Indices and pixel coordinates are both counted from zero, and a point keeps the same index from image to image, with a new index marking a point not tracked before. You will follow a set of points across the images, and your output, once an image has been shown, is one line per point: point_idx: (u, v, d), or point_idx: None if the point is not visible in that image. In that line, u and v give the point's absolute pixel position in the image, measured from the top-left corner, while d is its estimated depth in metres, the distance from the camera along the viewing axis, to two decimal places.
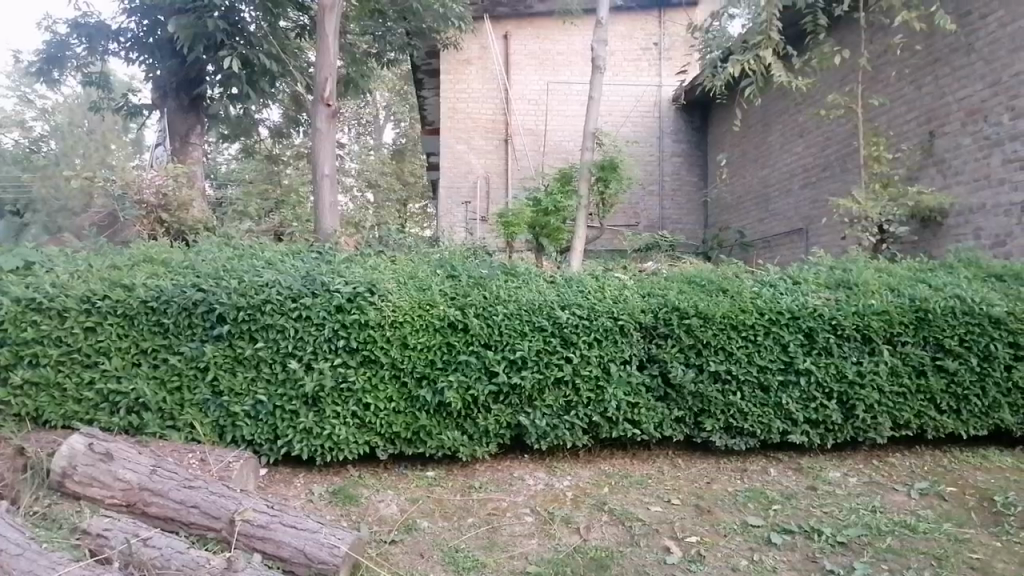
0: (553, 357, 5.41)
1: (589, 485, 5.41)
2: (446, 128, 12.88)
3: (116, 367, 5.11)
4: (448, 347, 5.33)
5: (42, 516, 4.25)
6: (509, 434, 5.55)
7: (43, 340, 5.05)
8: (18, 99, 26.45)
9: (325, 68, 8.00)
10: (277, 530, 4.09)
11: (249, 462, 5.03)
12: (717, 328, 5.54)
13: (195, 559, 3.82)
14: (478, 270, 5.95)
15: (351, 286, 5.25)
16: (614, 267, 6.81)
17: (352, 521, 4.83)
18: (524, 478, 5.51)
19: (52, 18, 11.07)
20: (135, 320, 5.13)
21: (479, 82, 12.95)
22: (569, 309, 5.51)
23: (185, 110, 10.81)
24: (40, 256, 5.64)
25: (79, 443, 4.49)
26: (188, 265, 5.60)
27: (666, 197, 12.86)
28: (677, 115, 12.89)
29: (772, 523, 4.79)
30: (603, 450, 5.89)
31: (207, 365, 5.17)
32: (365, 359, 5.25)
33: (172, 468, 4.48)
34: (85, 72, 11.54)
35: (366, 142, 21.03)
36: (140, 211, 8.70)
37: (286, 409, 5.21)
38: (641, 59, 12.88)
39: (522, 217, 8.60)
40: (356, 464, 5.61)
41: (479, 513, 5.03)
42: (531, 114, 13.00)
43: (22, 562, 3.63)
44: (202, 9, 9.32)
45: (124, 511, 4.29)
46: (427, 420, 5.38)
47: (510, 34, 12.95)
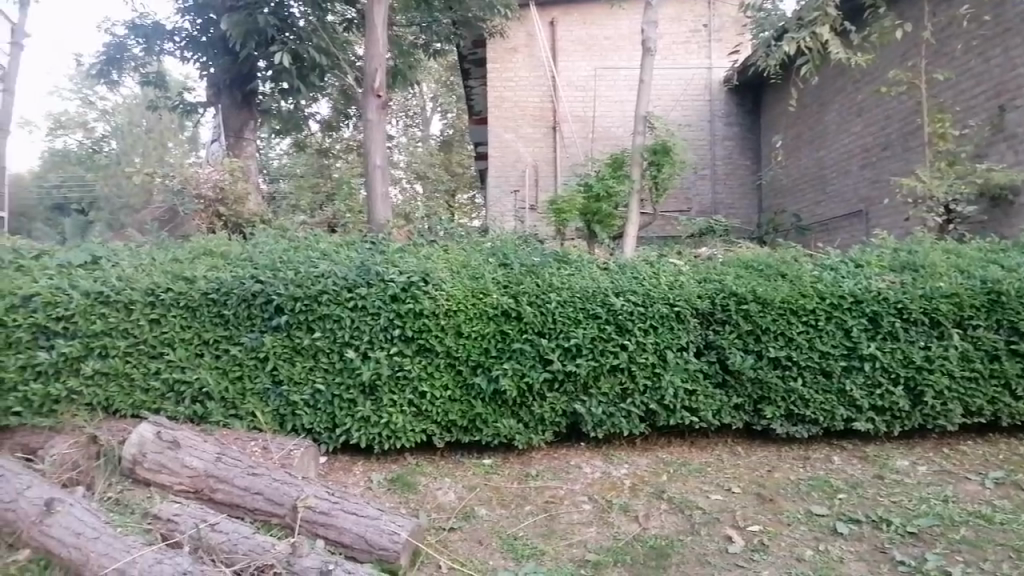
0: (609, 344, 5.37)
1: (647, 473, 5.36)
2: (494, 117, 12.82)
3: (180, 357, 5.23)
4: (502, 335, 5.33)
5: (116, 502, 4.41)
6: (565, 422, 5.53)
7: (111, 332, 5.16)
8: (80, 102, 26.96)
9: (374, 59, 8.04)
10: (338, 517, 4.15)
11: (310, 450, 5.11)
12: (776, 314, 5.43)
13: (261, 544, 3.89)
14: (530, 258, 5.92)
15: (405, 276, 5.30)
16: (668, 252, 6.70)
17: (411, 508, 4.88)
18: (581, 466, 5.48)
19: (111, 20, 11.44)
20: (197, 312, 5.24)
21: (526, 70, 12.83)
22: (624, 295, 5.46)
23: (239, 107, 10.97)
24: (107, 251, 5.81)
25: (147, 431, 4.61)
26: (246, 257, 5.70)
27: (719, 181, 12.54)
28: (728, 98, 12.58)
29: (839, 513, 4.67)
30: (661, 438, 5.82)
31: (267, 355, 5.27)
32: (420, 348, 5.30)
33: (235, 455, 4.57)
34: (142, 72, 11.85)
35: (414, 134, 21.02)
36: (199, 205, 8.89)
37: (344, 398, 5.29)
38: (691, 41, 12.64)
39: (573, 204, 8.50)
40: (413, 452, 5.65)
41: (536, 501, 5.02)
42: (579, 101, 12.85)
43: (100, 545, 3.79)
44: (253, 5, 9.50)
45: (192, 497, 4.41)
46: (482, 409, 5.40)
47: (557, 21, 12.82)
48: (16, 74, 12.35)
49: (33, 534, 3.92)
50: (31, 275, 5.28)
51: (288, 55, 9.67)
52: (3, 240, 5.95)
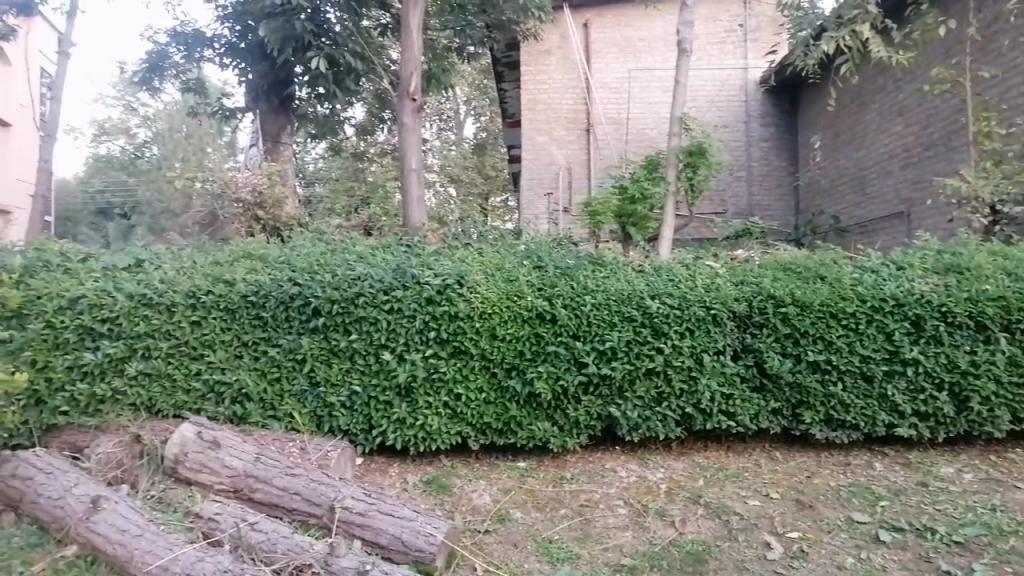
0: (644, 347, 5.34)
1: (683, 477, 5.31)
2: (527, 119, 12.74)
3: (220, 359, 5.31)
4: (537, 338, 5.34)
5: (158, 500, 4.51)
6: (600, 426, 5.51)
7: (154, 334, 5.27)
8: (123, 108, 27.53)
9: (409, 63, 8.12)
10: (374, 518, 4.18)
11: (346, 451, 5.16)
12: (815, 317, 5.35)
13: (300, 544, 3.94)
14: (564, 261, 5.91)
15: (440, 278, 5.33)
16: (704, 255, 6.63)
17: (446, 510, 4.90)
18: (616, 470, 5.45)
19: (154, 29, 11.74)
20: (236, 315, 5.33)
21: (559, 72, 12.73)
22: (659, 297, 5.43)
23: (276, 111, 11.15)
24: (149, 255, 5.92)
25: (189, 432, 4.70)
26: (284, 260, 5.77)
27: (755, 182, 12.36)
28: (764, 99, 12.39)
29: (881, 520, 4.58)
30: (697, 442, 5.77)
31: (305, 357, 5.34)
32: (455, 351, 5.33)
33: (274, 456, 4.64)
34: (183, 79, 12.11)
35: (447, 136, 21.10)
36: (238, 209, 9.04)
37: (379, 400, 5.33)
38: (726, 41, 12.46)
39: (608, 205, 8.46)
40: (448, 454, 5.67)
41: (571, 504, 5.00)
42: (612, 102, 12.69)
43: (144, 542, 3.87)
44: (290, 11, 9.61)
45: (231, 496, 4.49)
46: (517, 411, 5.40)
47: (590, 23, 12.72)
48: (62, 82, 12.68)
49: (80, 531, 4.05)
50: (78, 277, 5.42)
51: (325, 60, 9.78)
52: (51, 244, 6.10)
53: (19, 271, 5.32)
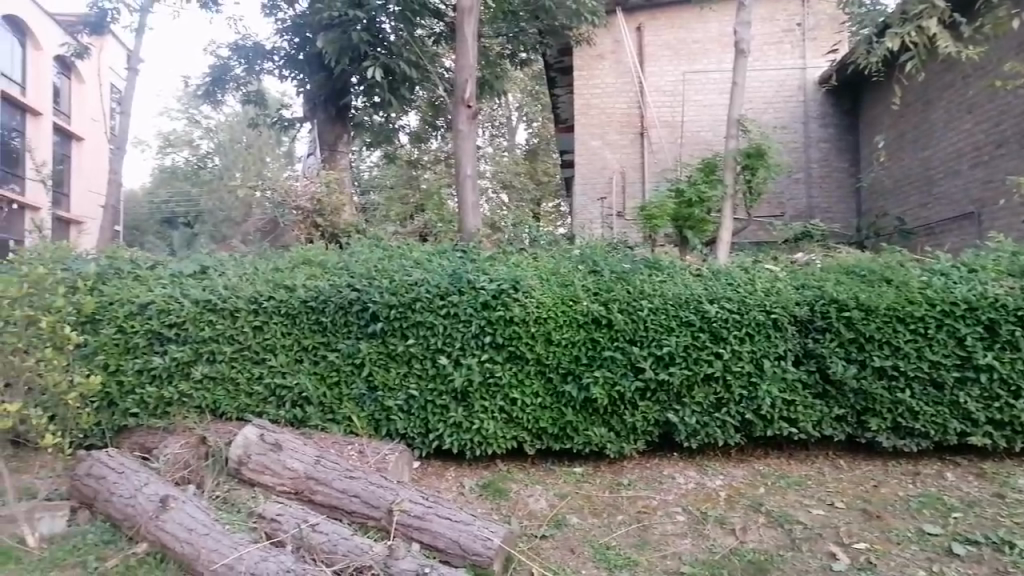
0: (702, 353, 5.27)
1: (743, 485, 5.21)
2: (581, 123, 12.26)
3: (282, 363, 5.42)
4: (593, 342, 5.32)
5: (223, 500, 4.64)
6: (658, 432, 5.45)
7: (218, 338, 5.41)
8: (186, 121, 28.44)
9: (464, 70, 8.18)
10: (432, 521, 4.21)
11: (404, 455, 5.22)
12: (881, 321, 5.20)
13: (359, 546, 3.98)
14: (620, 265, 5.86)
15: (496, 283, 5.35)
16: (763, 258, 6.49)
17: (503, 515, 4.90)
18: (674, 477, 5.37)
19: (217, 43, 12.16)
20: (296, 320, 5.44)
21: (613, 75, 12.12)
22: (718, 302, 5.34)
23: (333, 121, 11.38)
24: (213, 262, 6.06)
25: (252, 433, 4.82)
26: (342, 265, 5.86)
27: (814, 184, 11.73)
28: (824, 99, 11.78)
29: (953, 532, 4.42)
30: (757, 449, 5.66)
31: (363, 361, 5.42)
32: (511, 355, 5.33)
33: (334, 459, 4.72)
34: (244, 91, 12.50)
35: (500, 143, 21.17)
36: (297, 216, 9.24)
37: (436, 404, 5.38)
38: (784, 41, 11.91)
39: (665, 209, 8.31)
40: (504, 458, 5.68)
41: (628, 510, 4.95)
42: (667, 106, 11.96)
43: (210, 541, 3.97)
44: (347, 22, 9.80)
45: (293, 498, 4.58)
46: (573, 417, 5.38)
47: (643, 26, 12.05)
48: (130, 96, 13.19)
49: (150, 529, 4.17)
50: (147, 283, 5.60)
51: (380, 69, 9.95)
52: (121, 252, 6.32)
53: (92, 278, 5.53)
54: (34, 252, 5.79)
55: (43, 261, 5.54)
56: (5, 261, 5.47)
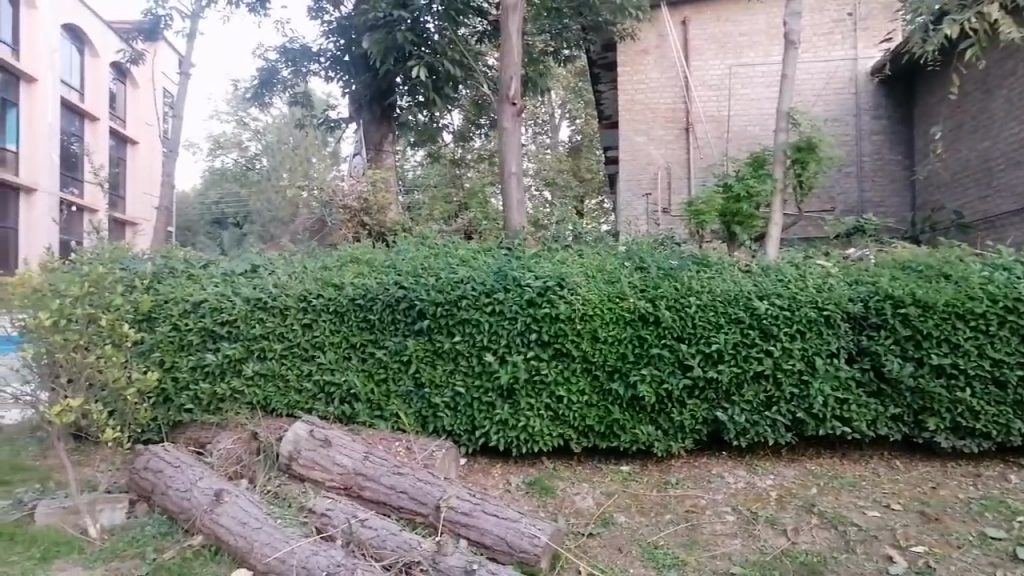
0: (752, 350, 5.18)
1: (794, 485, 5.11)
2: (625, 121, 11.78)
3: (330, 360, 5.50)
4: (640, 340, 5.27)
5: (275, 495, 4.73)
6: (706, 430, 5.39)
7: (269, 336, 5.50)
8: (236, 123, 29.06)
9: (508, 67, 8.18)
10: (479, 518, 4.21)
11: (450, 452, 5.25)
12: (939, 318, 5.05)
13: (408, 542, 4.02)
14: (667, 261, 5.79)
15: (542, 280, 5.34)
16: (814, 254, 6.34)
17: (549, 512, 4.89)
18: (723, 476, 5.30)
19: (265, 46, 12.41)
20: (344, 318, 5.51)
21: (658, 71, 11.72)
22: (768, 298, 5.25)
23: (378, 121, 11.46)
24: (263, 261, 6.14)
25: (301, 430, 4.92)
26: (389, 263, 5.90)
27: (867, 178, 11.24)
28: (878, 89, 11.26)
29: (1018, 537, 4.27)
30: (809, 449, 5.56)
31: (410, 359, 5.46)
32: (557, 353, 5.32)
33: (381, 455, 4.76)
34: (291, 92, 12.72)
35: (543, 141, 21.14)
36: (345, 215, 9.38)
37: (482, 401, 5.39)
38: (834, 32, 11.44)
39: (713, 204, 8.22)
40: (550, 456, 5.67)
41: (676, 509, 4.90)
42: (713, 101, 11.54)
43: (263, 535, 4.05)
44: (393, 22, 9.88)
45: (342, 493, 4.65)
46: (620, 415, 5.35)
47: (688, 20, 11.61)
48: (182, 100, 13.53)
49: (205, 522, 4.27)
50: (200, 282, 5.72)
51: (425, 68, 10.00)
52: (176, 252, 6.46)
53: (148, 277, 5.67)
54: (92, 253, 5.96)
55: (102, 261, 5.70)
56: (66, 261, 5.65)
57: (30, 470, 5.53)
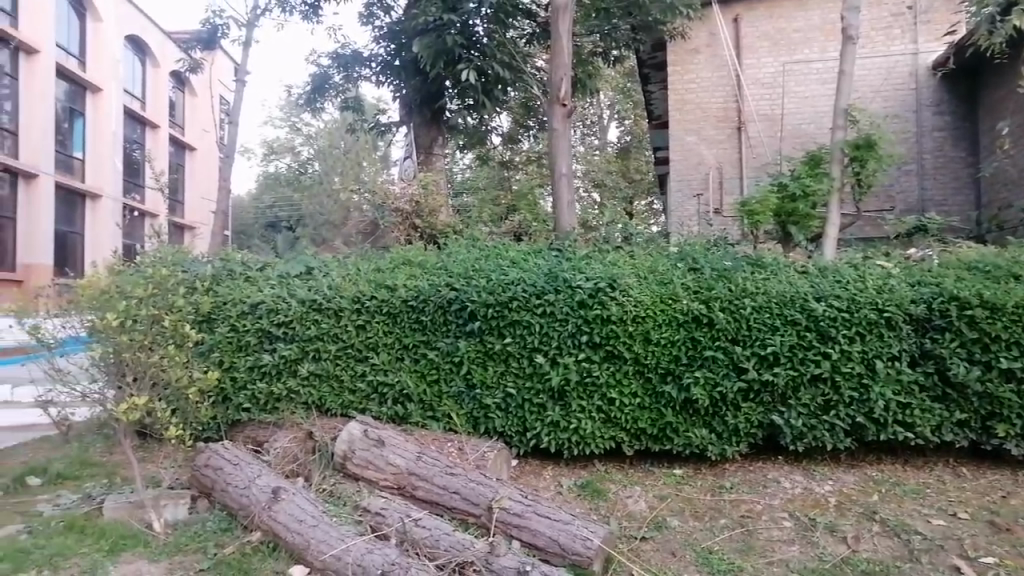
0: (809, 353, 5.07)
1: (854, 491, 4.99)
2: (675, 121, 11.58)
3: (383, 361, 5.56)
4: (693, 342, 5.21)
5: (329, 493, 4.82)
6: (762, 434, 5.30)
7: (324, 337, 5.59)
8: (289, 129, 29.74)
9: (558, 69, 8.17)
10: (532, 520, 4.21)
11: (502, 453, 5.26)
12: (1008, 320, 4.89)
13: (461, 542, 4.03)
14: (721, 262, 5.71)
15: (593, 281, 5.31)
16: (874, 254, 6.19)
17: (602, 515, 4.85)
18: (779, 480, 5.20)
19: (318, 52, 12.65)
20: (397, 319, 5.56)
21: (709, 70, 11.47)
22: (825, 300, 5.13)
23: (428, 124, 11.60)
24: (318, 262, 6.25)
25: (356, 430, 4.99)
26: (440, 265, 5.94)
27: (927, 175, 10.80)
28: (940, 85, 10.81)
29: None
30: (869, 455, 5.41)
31: (462, 360, 5.49)
32: (609, 355, 5.29)
33: (434, 456, 4.80)
34: (343, 97, 12.93)
35: (591, 142, 21.10)
36: (397, 217, 9.50)
37: (533, 403, 5.39)
38: (893, 26, 11.00)
39: (767, 204, 8.06)
40: (602, 458, 5.64)
41: (731, 514, 4.82)
42: (767, 99, 11.16)
43: (319, 533, 4.12)
44: (443, 26, 9.96)
45: (396, 493, 4.70)
46: (673, 417, 5.29)
47: (741, 17, 11.32)
48: (238, 107, 13.88)
49: (263, 518, 4.36)
50: (257, 284, 5.84)
51: (475, 72, 10.06)
52: (233, 255, 6.59)
53: (209, 279, 5.81)
54: (156, 255, 6.15)
55: (166, 263, 5.88)
56: (131, 264, 5.83)
57: (98, 465, 5.75)
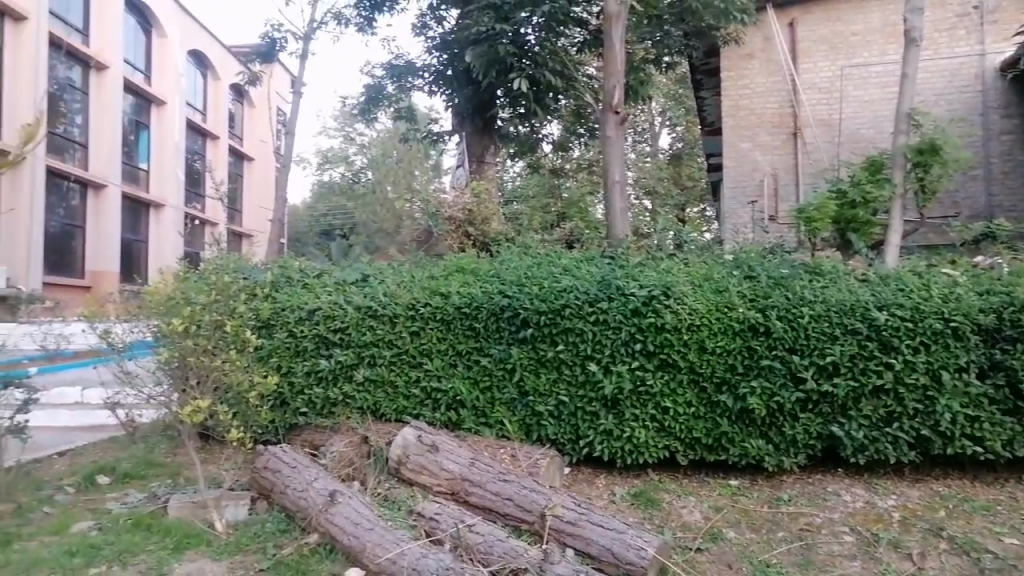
0: (870, 363, 4.96)
1: (919, 506, 4.83)
2: (728, 127, 11.43)
3: (437, 367, 5.61)
4: (750, 351, 5.13)
5: (384, 497, 4.89)
6: (821, 446, 5.18)
7: (379, 343, 5.67)
8: (344, 139, 30.62)
9: (612, 76, 8.17)
10: (585, 528, 4.20)
11: (555, 461, 5.26)
12: None
13: (515, 548, 4.04)
14: (778, 270, 5.61)
15: (647, 289, 5.27)
16: (938, 262, 6.02)
17: (656, 525, 4.81)
18: (839, 494, 5.07)
19: (372, 64, 12.90)
20: (450, 325, 5.60)
21: (764, 75, 11.30)
22: (887, 309, 5.01)
23: (480, 133, 11.70)
24: (373, 270, 6.34)
25: (411, 435, 5.05)
26: (492, 273, 5.96)
27: (996, 181, 10.26)
28: (1009, 87, 10.31)
29: None
30: (935, 469, 5.25)
31: (515, 367, 5.49)
32: (663, 363, 5.24)
33: (488, 462, 4.82)
34: (396, 108, 13.16)
35: (642, 150, 20.92)
36: (450, 226, 9.61)
37: (586, 411, 5.38)
38: (958, 26, 10.60)
39: (826, 211, 7.87)
40: (656, 468, 5.59)
41: (790, 527, 4.72)
42: (824, 104, 10.89)
43: (374, 536, 4.17)
44: (495, 36, 10.01)
45: (449, 498, 4.74)
46: (729, 427, 5.22)
47: (797, 21, 11.13)
48: (295, 117, 14.19)
49: (320, 521, 4.44)
50: (315, 291, 5.95)
51: (526, 80, 10.09)
52: (292, 262, 6.73)
53: (268, 285, 5.95)
54: (218, 262, 6.32)
55: (227, 271, 6.02)
56: (196, 271, 6.02)
57: (162, 466, 5.94)
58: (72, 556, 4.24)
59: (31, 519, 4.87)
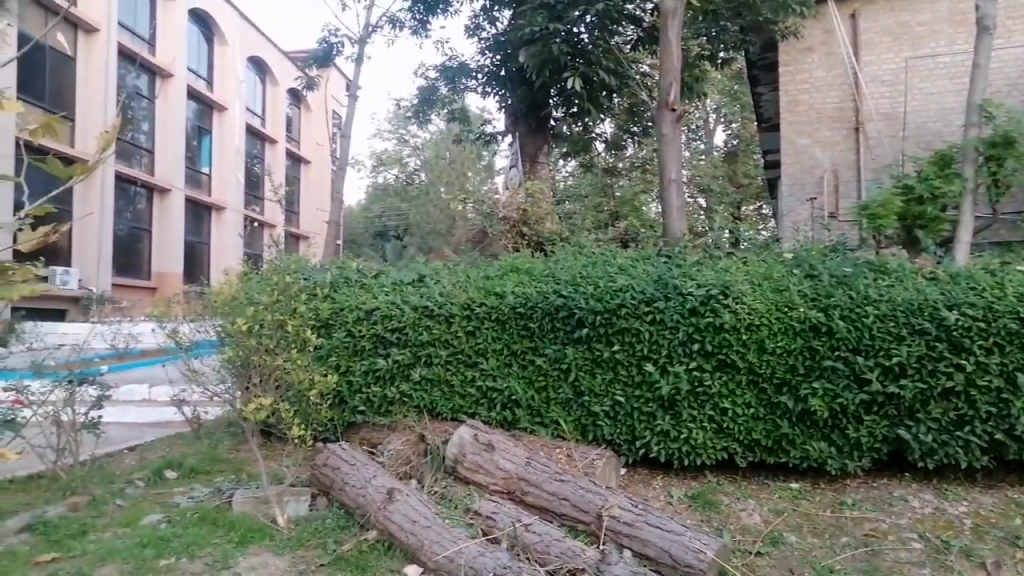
0: (940, 364, 4.79)
1: (993, 514, 4.66)
2: (786, 122, 11.17)
3: (492, 367, 5.62)
4: (811, 352, 5.00)
5: (441, 495, 4.94)
6: (887, 450, 5.04)
7: (435, 343, 5.72)
8: (397, 140, 30.92)
9: (668, 73, 8.05)
10: (642, 529, 4.16)
11: (612, 461, 5.24)
12: None
13: (571, 549, 4.02)
14: (840, 268, 5.46)
15: (704, 288, 5.18)
16: (1014, 259, 5.76)
17: (714, 527, 4.74)
18: (907, 499, 4.91)
19: (425, 66, 13.01)
20: (505, 325, 5.61)
21: (824, 69, 10.99)
22: (958, 308, 4.83)
23: (534, 133, 11.72)
24: (429, 270, 6.38)
25: (467, 434, 5.09)
26: (547, 273, 5.95)
27: None
28: None
29: None
30: (1009, 475, 5.06)
31: (570, 367, 5.48)
32: (721, 364, 5.16)
33: (544, 461, 4.82)
34: (450, 109, 13.26)
35: (697, 146, 20.63)
36: (504, 226, 9.66)
37: (643, 411, 5.33)
38: None
39: (891, 207, 7.65)
40: (714, 470, 5.50)
41: (855, 532, 4.60)
42: (888, 98, 10.52)
43: (432, 534, 4.21)
44: (548, 35, 9.93)
45: (506, 497, 4.76)
46: (790, 429, 5.11)
47: (858, 13, 10.73)
48: (349, 120, 14.41)
49: (378, 517, 4.50)
50: (372, 291, 6.02)
51: (579, 79, 10.08)
52: (349, 262, 6.82)
53: (327, 286, 6.04)
54: (279, 263, 6.46)
55: (287, 271, 6.13)
56: (256, 272, 6.15)
57: (226, 461, 6.11)
58: (143, 547, 4.39)
59: (105, 511, 5.07)
